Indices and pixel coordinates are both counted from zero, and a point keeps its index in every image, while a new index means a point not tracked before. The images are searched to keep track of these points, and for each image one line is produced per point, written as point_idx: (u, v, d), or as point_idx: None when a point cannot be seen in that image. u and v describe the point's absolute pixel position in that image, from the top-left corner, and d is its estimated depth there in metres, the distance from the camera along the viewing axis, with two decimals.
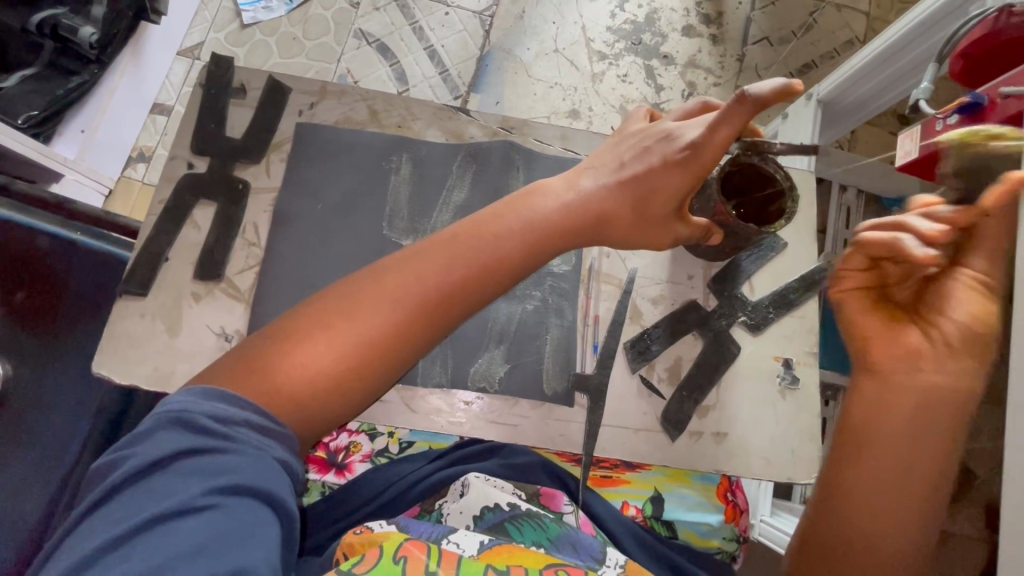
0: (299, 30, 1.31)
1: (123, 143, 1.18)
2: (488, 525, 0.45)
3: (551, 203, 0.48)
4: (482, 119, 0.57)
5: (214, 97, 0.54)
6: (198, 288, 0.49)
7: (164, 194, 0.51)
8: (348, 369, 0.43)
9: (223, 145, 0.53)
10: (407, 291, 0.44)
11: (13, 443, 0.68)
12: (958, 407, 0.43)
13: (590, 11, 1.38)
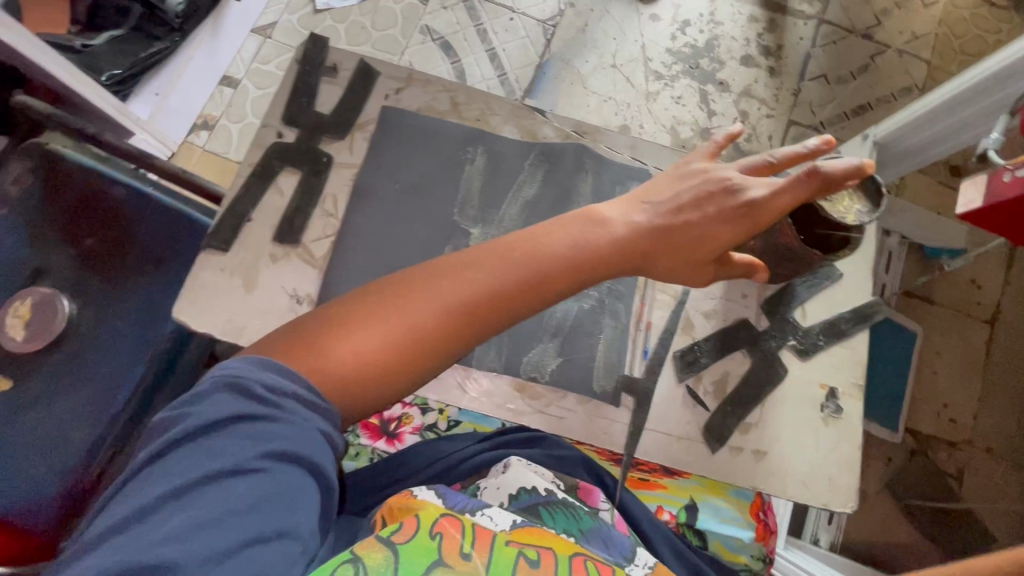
0: (368, 20, 1.35)
1: (189, 111, 1.22)
2: (522, 505, 0.47)
3: (608, 232, 0.48)
4: (556, 122, 0.59)
5: (308, 72, 0.58)
6: (276, 250, 0.52)
7: (253, 159, 0.54)
8: (396, 359, 0.45)
9: (312, 120, 0.56)
10: (460, 290, 0.46)
11: (73, 377, 0.72)
12: None
13: (651, 31, 1.40)
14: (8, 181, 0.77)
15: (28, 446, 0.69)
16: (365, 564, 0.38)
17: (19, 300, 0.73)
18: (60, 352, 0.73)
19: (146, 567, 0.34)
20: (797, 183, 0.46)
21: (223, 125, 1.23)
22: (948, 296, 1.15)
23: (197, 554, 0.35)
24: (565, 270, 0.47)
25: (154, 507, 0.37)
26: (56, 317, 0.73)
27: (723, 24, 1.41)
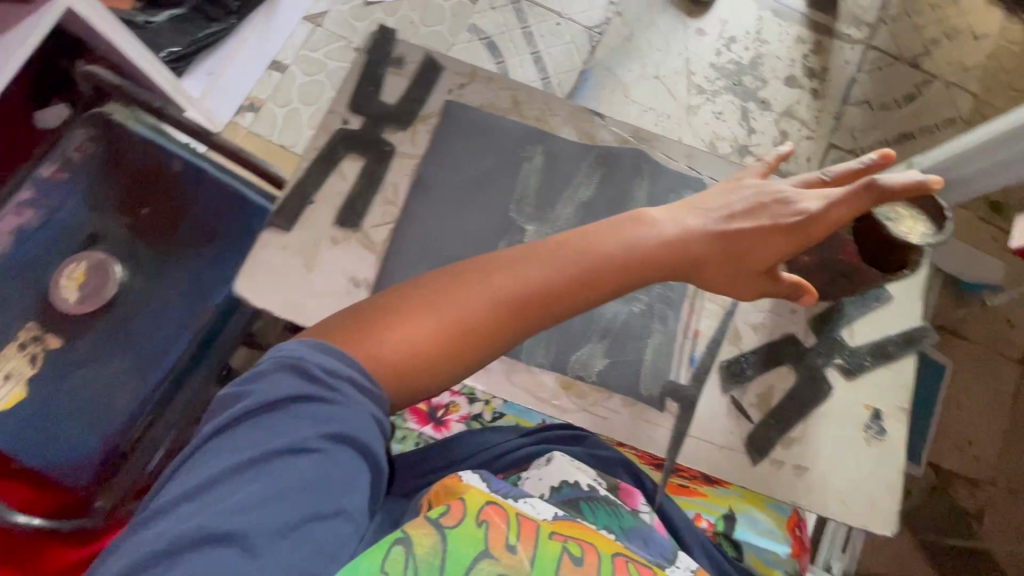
0: (417, 16, 1.38)
1: (238, 93, 1.26)
2: (563, 498, 0.47)
3: (657, 236, 0.49)
4: (614, 127, 0.60)
5: (376, 62, 0.59)
6: (337, 232, 0.53)
7: (319, 142, 0.56)
8: (445, 351, 0.45)
9: (378, 108, 0.57)
10: (511, 288, 0.47)
11: (120, 341, 0.75)
12: None
13: (696, 45, 1.40)
14: (71, 147, 0.78)
15: (76, 404, 0.72)
16: (415, 548, 0.38)
17: (74, 262, 0.76)
18: (110, 316, 0.76)
19: (215, 536, 0.36)
20: (854, 196, 0.47)
21: (269, 108, 1.29)
22: (980, 331, 1.14)
23: (259, 528, 0.37)
24: (614, 273, 0.48)
25: (216, 481, 0.38)
26: (110, 281, 0.76)
27: (769, 43, 1.41)
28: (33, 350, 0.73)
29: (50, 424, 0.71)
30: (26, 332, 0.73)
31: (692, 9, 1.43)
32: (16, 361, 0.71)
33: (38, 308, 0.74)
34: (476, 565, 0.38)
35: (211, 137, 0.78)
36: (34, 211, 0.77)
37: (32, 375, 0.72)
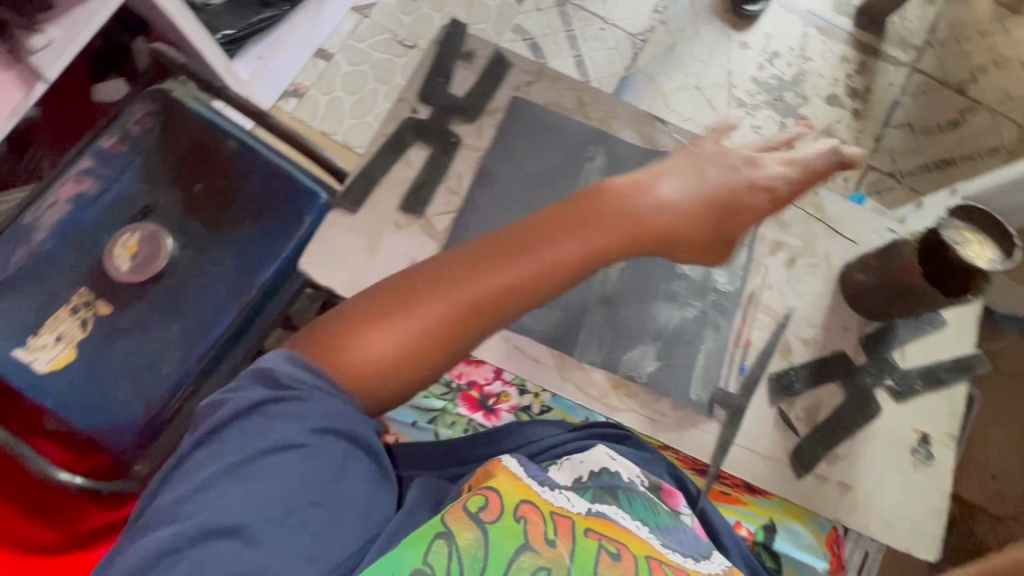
0: (463, 13, 1.39)
1: (283, 76, 1.28)
2: (602, 484, 0.48)
3: (614, 230, 0.50)
4: (675, 133, 0.62)
5: (447, 55, 0.61)
6: (400, 218, 0.55)
7: (387, 129, 0.57)
8: (419, 353, 0.47)
9: (444, 100, 0.59)
10: (473, 290, 0.47)
11: (167, 311, 0.77)
12: None
13: (739, 58, 1.40)
14: (131, 121, 0.81)
15: (121, 369, 0.74)
16: (456, 541, 0.39)
17: (128, 232, 0.78)
18: (158, 287, 0.77)
19: (217, 530, 0.38)
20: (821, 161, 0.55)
21: (312, 95, 1.30)
22: (1015, 364, 1.12)
23: (260, 522, 0.39)
24: (568, 267, 0.49)
25: (210, 484, 0.39)
26: (159, 254, 0.77)
27: (813, 60, 1.41)
28: (84, 314, 0.75)
29: (97, 387, 0.73)
30: (79, 297, 0.76)
31: (737, 21, 1.42)
32: (67, 324, 0.74)
33: (91, 274, 0.77)
34: (517, 557, 0.38)
35: (267, 117, 0.79)
36: (92, 180, 0.80)
37: (83, 338, 0.74)
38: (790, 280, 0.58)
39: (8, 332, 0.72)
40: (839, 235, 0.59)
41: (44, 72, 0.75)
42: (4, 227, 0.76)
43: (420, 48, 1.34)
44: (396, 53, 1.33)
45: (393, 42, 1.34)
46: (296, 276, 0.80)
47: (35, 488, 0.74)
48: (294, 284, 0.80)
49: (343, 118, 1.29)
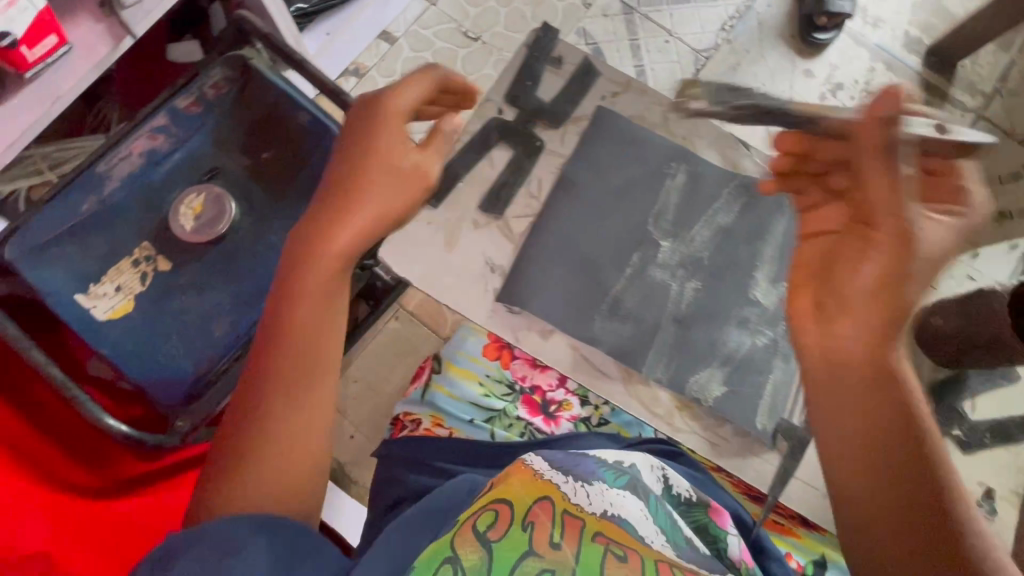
0: (529, 10, 1.37)
1: (348, 54, 1.30)
2: (636, 482, 0.51)
3: (324, 267, 0.50)
4: (757, 158, 0.62)
5: (536, 58, 0.64)
6: (478, 216, 0.58)
7: (473, 127, 0.61)
8: (291, 449, 0.50)
9: (528, 102, 0.62)
10: (286, 382, 0.50)
11: (223, 275, 0.78)
12: (863, 376, 0.44)
13: (802, 86, 1.37)
14: (207, 84, 0.81)
15: (174, 326, 0.76)
16: (461, 564, 0.41)
17: (194, 193, 0.79)
18: (217, 250, 0.79)
19: None
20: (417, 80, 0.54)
21: (372, 76, 1.31)
22: None
23: None
24: (318, 323, 0.51)
25: None
26: (223, 216, 0.79)
27: (878, 95, 1.36)
28: (144, 268, 0.77)
29: (149, 341, 0.75)
30: (141, 251, 0.78)
31: (805, 48, 1.38)
32: (128, 276, 0.76)
33: (154, 229, 0.79)
34: (521, 564, 0.41)
35: (341, 95, 0.79)
36: (165, 138, 0.81)
37: (140, 291, 0.76)
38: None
39: (73, 276, 0.75)
40: None
41: (131, 26, 0.77)
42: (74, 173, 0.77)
43: (483, 41, 1.33)
44: (459, 44, 1.33)
45: (456, 33, 1.34)
46: None
47: (78, 432, 0.75)
48: None
49: None
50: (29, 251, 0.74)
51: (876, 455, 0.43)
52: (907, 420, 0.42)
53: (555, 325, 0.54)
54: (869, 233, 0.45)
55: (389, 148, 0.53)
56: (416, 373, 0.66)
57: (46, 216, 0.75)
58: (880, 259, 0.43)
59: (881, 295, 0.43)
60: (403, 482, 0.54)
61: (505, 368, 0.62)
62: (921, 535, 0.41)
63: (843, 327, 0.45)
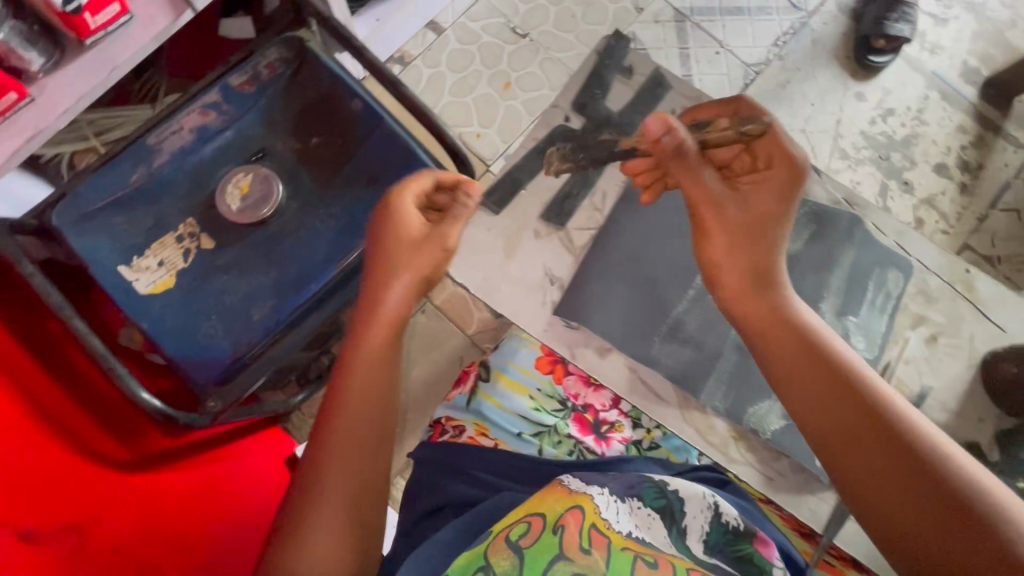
0: (579, 10, 1.33)
1: (393, 42, 1.27)
2: (665, 507, 0.52)
3: (380, 334, 0.54)
4: (828, 186, 0.69)
5: (607, 67, 0.70)
6: (541, 227, 0.64)
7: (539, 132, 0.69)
8: (362, 502, 0.52)
9: (596, 112, 0.68)
10: (351, 441, 0.52)
11: (265, 258, 0.77)
12: (779, 330, 0.54)
13: (853, 108, 1.32)
14: (262, 63, 0.79)
15: (214, 306, 0.76)
16: (495, 570, 0.45)
17: (242, 172, 0.79)
18: (259, 232, 0.78)
19: None
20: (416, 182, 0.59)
21: (416, 65, 1.29)
22: None
23: None
24: (372, 391, 0.53)
25: None
26: (270, 199, 0.78)
27: (929, 124, 1.31)
28: (188, 245, 0.77)
29: (190, 318, 0.75)
30: (186, 227, 0.78)
31: (859, 69, 1.34)
32: (171, 251, 0.77)
33: (201, 206, 0.79)
34: (551, 568, 0.44)
35: (399, 87, 0.78)
36: (217, 114, 0.80)
37: (183, 268, 0.76)
38: (928, 356, 0.62)
39: (118, 248, 0.76)
40: (986, 318, 0.63)
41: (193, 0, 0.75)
42: (123, 145, 0.76)
43: (531, 39, 1.31)
44: (506, 39, 1.30)
45: (505, 28, 1.31)
46: None
47: (115, 402, 0.78)
48: None
49: (443, 93, 1.28)
50: (75, 218, 0.74)
51: (822, 394, 0.51)
52: (831, 359, 0.51)
53: (612, 344, 0.60)
54: (705, 219, 0.59)
55: (411, 224, 0.57)
56: (458, 378, 0.66)
57: (95, 182, 0.74)
58: (723, 233, 0.57)
59: (748, 260, 0.56)
60: (442, 490, 0.56)
61: (559, 383, 0.64)
62: (883, 450, 0.47)
63: (747, 297, 0.56)
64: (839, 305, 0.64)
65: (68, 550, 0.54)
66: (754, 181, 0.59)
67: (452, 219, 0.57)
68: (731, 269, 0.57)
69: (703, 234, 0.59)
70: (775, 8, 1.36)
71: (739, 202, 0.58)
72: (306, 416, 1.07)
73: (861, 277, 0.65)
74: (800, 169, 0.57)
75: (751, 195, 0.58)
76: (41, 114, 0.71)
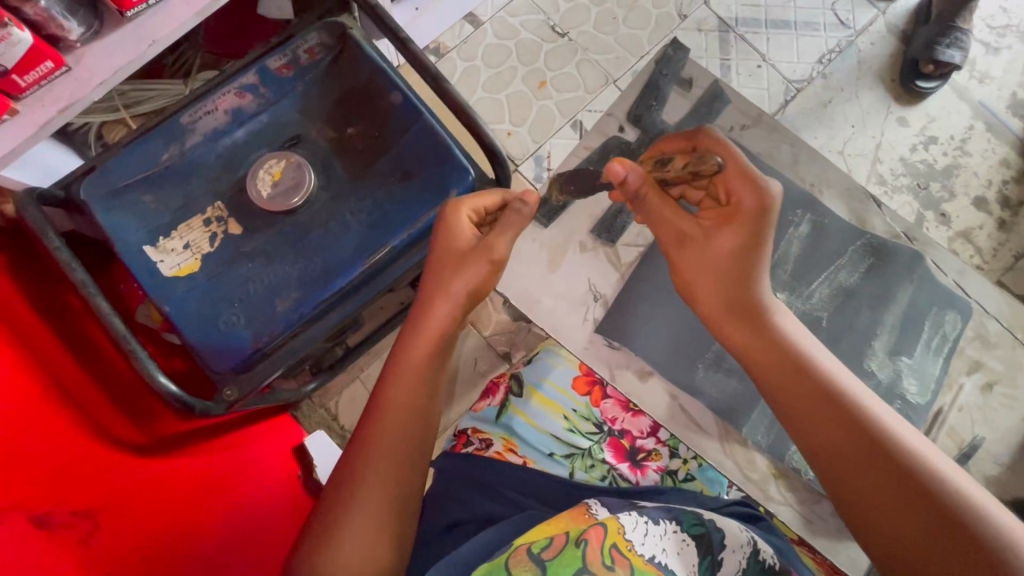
0: (621, 11, 1.23)
1: (429, 33, 1.20)
2: (702, 537, 0.50)
3: (422, 342, 0.60)
4: (888, 218, 0.70)
5: (665, 81, 0.75)
6: (587, 240, 0.69)
7: (594, 141, 0.73)
8: (394, 506, 0.54)
9: (651, 124, 0.73)
10: (387, 443, 0.55)
11: (295, 249, 0.76)
12: (770, 354, 0.54)
13: (895, 132, 1.18)
14: (302, 48, 0.79)
15: (238, 293, 0.74)
16: None
17: (274, 158, 0.77)
18: (288, 221, 0.77)
19: None
20: (474, 199, 0.64)
21: (452, 57, 1.22)
22: None
23: None
24: (410, 398, 0.57)
25: None
26: (301, 187, 0.76)
27: (972, 156, 1.17)
28: (214, 229, 0.76)
29: (213, 304, 0.74)
30: (213, 210, 0.76)
31: (904, 93, 1.19)
32: (197, 234, 0.75)
33: (229, 189, 0.77)
34: None
35: (442, 83, 0.75)
36: (253, 97, 0.79)
37: (208, 252, 0.75)
38: (983, 406, 0.64)
39: (145, 226, 0.75)
40: None
41: None
42: (159, 120, 0.77)
43: (570, 39, 1.22)
44: (545, 37, 1.22)
45: (544, 26, 1.22)
46: (424, 247, 0.77)
47: (132, 384, 0.77)
48: (419, 253, 0.77)
49: (476, 88, 1.21)
50: (104, 194, 0.74)
51: (815, 416, 0.51)
52: (823, 384, 0.52)
53: (653, 368, 0.64)
54: (673, 252, 0.60)
55: (463, 238, 0.63)
56: (488, 389, 0.66)
57: (125, 158, 0.75)
58: (698, 273, 0.58)
59: (736, 290, 0.56)
60: (468, 505, 0.56)
61: (596, 406, 0.64)
62: (880, 469, 0.48)
63: (734, 324, 0.56)
64: (893, 345, 0.66)
65: (83, 537, 0.53)
66: (720, 215, 0.58)
67: (499, 233, 0.61)
68: (717, 300, 0.57)
69: (680, 277, 0.60)
70: (823, 24, 1.21)
71: (704, 244, 0.58)
72: (316, 404, 1.05)
73: (919, 317, 0.66)
74: (759, 199, 0.55)
75: (715, 233, 0.58)
76: (78, 86, 0.68)
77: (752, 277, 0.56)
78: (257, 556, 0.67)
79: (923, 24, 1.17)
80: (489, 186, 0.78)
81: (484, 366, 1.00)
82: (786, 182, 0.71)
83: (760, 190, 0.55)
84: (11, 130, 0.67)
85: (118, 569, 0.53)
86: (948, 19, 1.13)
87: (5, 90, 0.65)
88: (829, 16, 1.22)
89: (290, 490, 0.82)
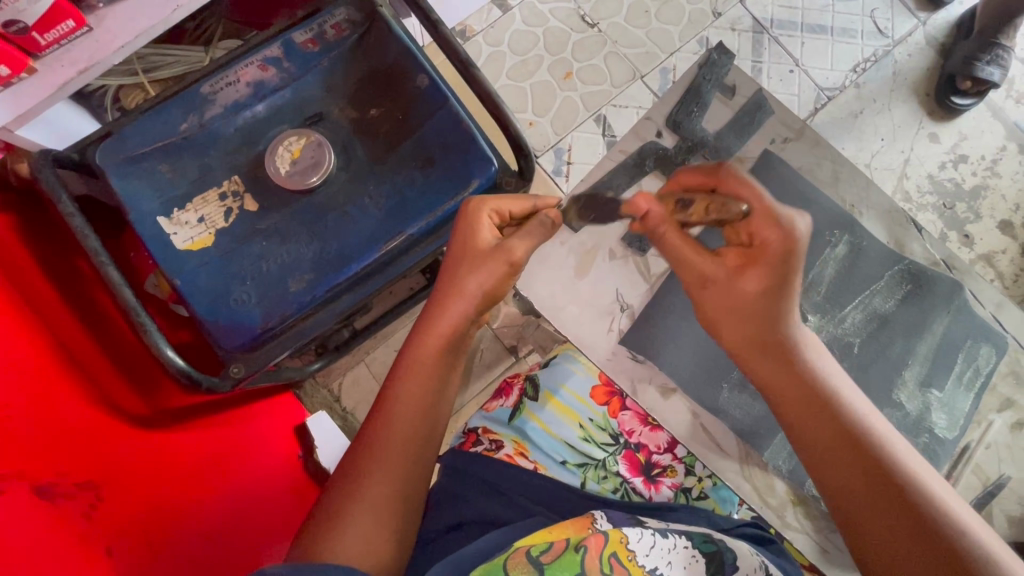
0: (654, 5, 1.19)
1: (455, 15, 1.16)
2: (711, 555, 0.49)
3: (434, 340, 0.59)
4: (927, 245, 0.68)
5: (708, 88, 0.73)
6: (617, 248, 0.69)
7: (630, 145, 0.72)
8: (398, 503, 0.53)
9: (691, 132, 0.72)
10: (393, 440, 0.55)
11: (314, 232, 0.74)
12: (795, 387, 0.54)
13: (927, 148, 1.14)
14: (329, 23, 0.77)
15: (250, 271, 0.73)
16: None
17: (294, 135, 0.75)
18: (306, 202, 0.75)
19: None
20: (497, 200, 0.62)
21: (478, 41, 1.19)
22: None
23: None
24: (419, 396, 0.57)
25: None
26: (321, 167, 0.74)
27: (1002, 178, 1.12)
28: (230, 204, 0.74)
29: (224, 280, 0.72)
30: (230, 184, 0.75)
31: (939, 109, 1.15)
32: (212, 208, 0.74)
33: (248, 165, 0.76)
34: None
35: (471, 69, 0.72)
36: (276, 71, 0.77)
37: (222, 228, 0.74)
38: (1011, 443, 0.63)
39: (159, 197, 0.73)
40: None
41: None
42: (178, 89, 0.75)
43: (600, 30, 1.18)
44: (574, 27, 1.19)
45: (574, 15, 1.19)
46: (442, 237, 0.76)
47: (138, 355, 0.76)
48: (436, 243, 0.76)
49: (500, 74, 1.18)
50: (120, 161, 0.73)
51: (836, 449, 0.51)
52: (846, 417, 0.52)
53: (676, 386, 0.65)
54: (697, 291, 0.59)
55: (482, 238, 0.61)
56: (502, 390, 0.67)
57: (143, 126, 0.73)
58: (721, 312, 0.57)
59: (759, 327, 0.55)
60: (475, 507, 0.56)
61: (613, 416, 0.65)
62: (898, 512, 0.47)
63: (757, 360, 0.56)
64: (924, 377, 0.65)
65: (84, 509, 0.52)
66: (743, 256, 0.57)
67: (520, 236, 0.60)
68: (741, 334, 0.56)
69: (704, 318, 0.59)
70: (860, 31, 1.17)
71: (729, 285, 0.57)
72: (318, 384, 1.04)
73: (952, 349, 0.65)
74: (784, 246, 0.55)
75: (741, 275, 0.56)
76: (97, 48, 0.66)
77: (778, 317, 0.55)
78: (257, 538, 0.66)
79: (964, 39, 1.13)
80: (512, 179, 0.76)
81: (492, 357, 0.99)
82: (823, 200, 0.69)
83: (784, 232, 0.55)
84: (22, 91, 0.66)
85: (117, 545, 0.52)
86: (990, 36, 1.08)
87: (25, 47, 0.63)
88: (867, 23, 1.18)
89: (291, 472, 0.81)
